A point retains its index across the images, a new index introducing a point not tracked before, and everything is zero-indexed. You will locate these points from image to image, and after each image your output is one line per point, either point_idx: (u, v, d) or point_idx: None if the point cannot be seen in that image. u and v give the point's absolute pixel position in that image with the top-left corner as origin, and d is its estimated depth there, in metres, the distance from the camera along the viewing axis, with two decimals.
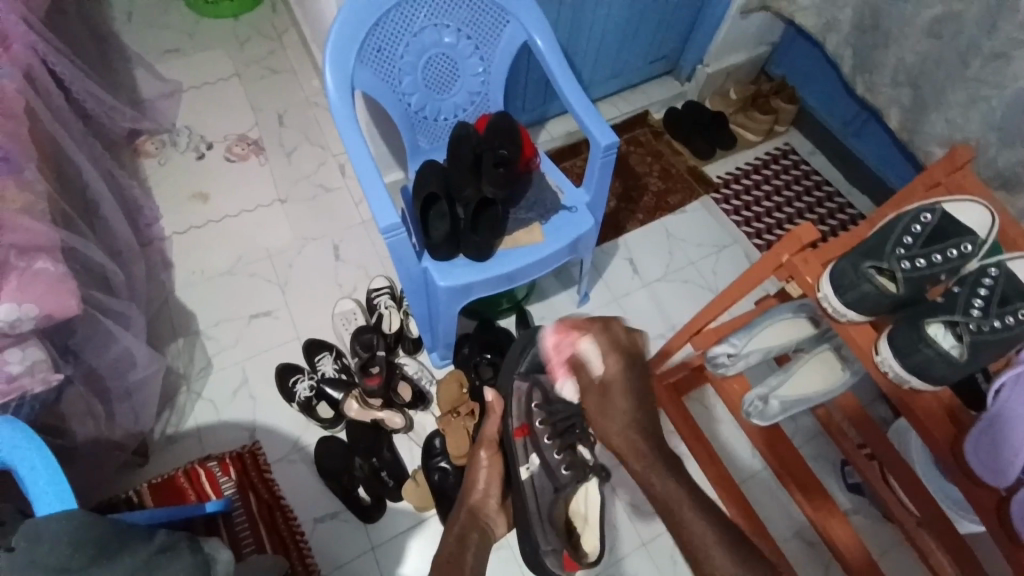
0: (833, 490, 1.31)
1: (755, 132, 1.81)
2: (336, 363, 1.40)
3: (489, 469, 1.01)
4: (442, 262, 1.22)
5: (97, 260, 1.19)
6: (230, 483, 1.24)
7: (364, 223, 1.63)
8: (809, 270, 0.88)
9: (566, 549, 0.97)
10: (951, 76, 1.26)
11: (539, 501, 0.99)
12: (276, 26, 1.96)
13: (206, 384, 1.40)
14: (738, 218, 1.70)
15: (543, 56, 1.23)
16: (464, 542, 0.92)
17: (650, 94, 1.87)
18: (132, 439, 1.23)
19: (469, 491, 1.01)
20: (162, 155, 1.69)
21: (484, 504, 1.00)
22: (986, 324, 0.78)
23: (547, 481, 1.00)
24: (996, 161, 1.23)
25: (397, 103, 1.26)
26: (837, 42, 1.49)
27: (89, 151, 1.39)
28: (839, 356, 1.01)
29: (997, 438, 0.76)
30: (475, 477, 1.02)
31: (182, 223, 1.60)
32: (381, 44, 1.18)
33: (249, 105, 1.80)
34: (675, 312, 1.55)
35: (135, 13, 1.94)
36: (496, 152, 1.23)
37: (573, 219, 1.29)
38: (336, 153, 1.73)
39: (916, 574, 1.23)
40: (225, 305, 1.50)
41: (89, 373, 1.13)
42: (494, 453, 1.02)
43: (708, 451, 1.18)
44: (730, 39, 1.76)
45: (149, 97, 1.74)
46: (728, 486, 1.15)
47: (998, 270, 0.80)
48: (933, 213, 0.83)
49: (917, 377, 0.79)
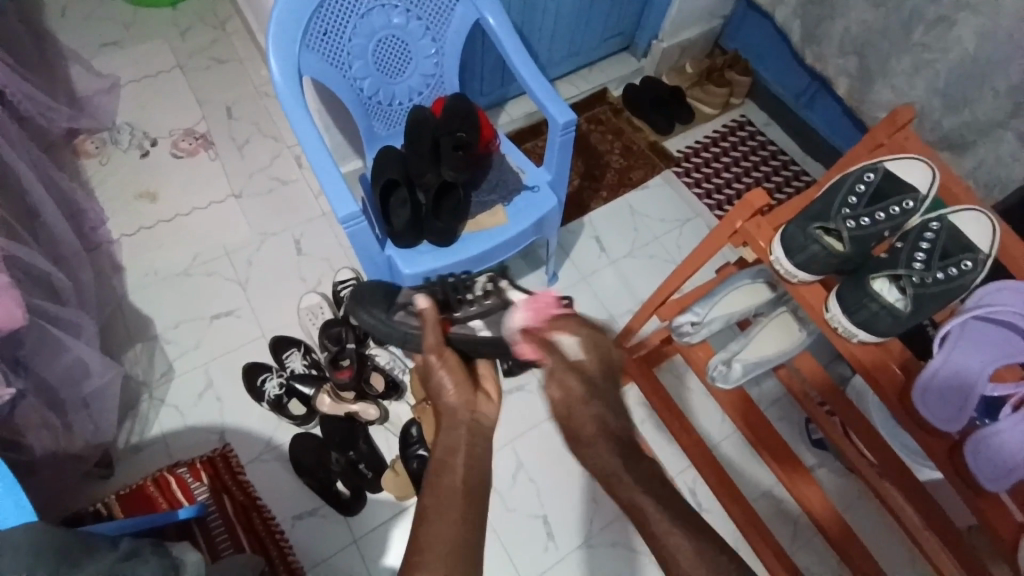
0: (798, 448, 1.36)
1: (711, 105, 1.83)
2: (305, 359, 1.37)
3: (449, 371, 0.82)
4: (406, 249, 1.20)
5: (43, 269, 1.13)
6: (202, 488, 1.22)
7: (325, 215, 1.59)
8: (762, 235, 0.90)
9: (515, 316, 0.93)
10: (898, 42, 1.30)
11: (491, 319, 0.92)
12: (219, 14, 1.87)
13: (168, 389, 1.35)
14: (699, 192, 1.73)
15: (496, 35, 1.21)
16: (446, 459, 0.72)
17: (608, 71, 1.88)
18: (93, 450, 1.19)
19: (438, 405, 0.81)
20: (105, 154, 1.61)
21: (458, 411, 0.79)
22: (927, 276, 0.82)
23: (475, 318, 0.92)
24: (941, 124, 1.28)
25: (348, 88, 1.22)
26: (786, 13, 1.52)
27: (28, 154, 1.31)
28: (796, 318, 1.05)
29: (941, 391, 0.81)
30: (439, 389, 0.82)
31: (131, 224, 1.54)
32: (327, 27, 1.14)
33: (195, 98, 1.73)
34: (642, 287, 1.58)
35: (67, 5, 1.83)
36: (454, 135, 1.21)
37: (535, 199, 1.28)
38: (291, 144, 1.68)
39: (875, 520, 1.30)
40: (184, 306, 1.45)
41: (41, 385, 1.08)
42: (446, 355, 0.84)
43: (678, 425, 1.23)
44: (684, 14, 1.77)
45: (86, 94, 1.64)
46: (700, 451, 1.20)
47: (940, 223, 0.84)
48: (875, 172, 0.87)
49: (864, 331, 0.83)
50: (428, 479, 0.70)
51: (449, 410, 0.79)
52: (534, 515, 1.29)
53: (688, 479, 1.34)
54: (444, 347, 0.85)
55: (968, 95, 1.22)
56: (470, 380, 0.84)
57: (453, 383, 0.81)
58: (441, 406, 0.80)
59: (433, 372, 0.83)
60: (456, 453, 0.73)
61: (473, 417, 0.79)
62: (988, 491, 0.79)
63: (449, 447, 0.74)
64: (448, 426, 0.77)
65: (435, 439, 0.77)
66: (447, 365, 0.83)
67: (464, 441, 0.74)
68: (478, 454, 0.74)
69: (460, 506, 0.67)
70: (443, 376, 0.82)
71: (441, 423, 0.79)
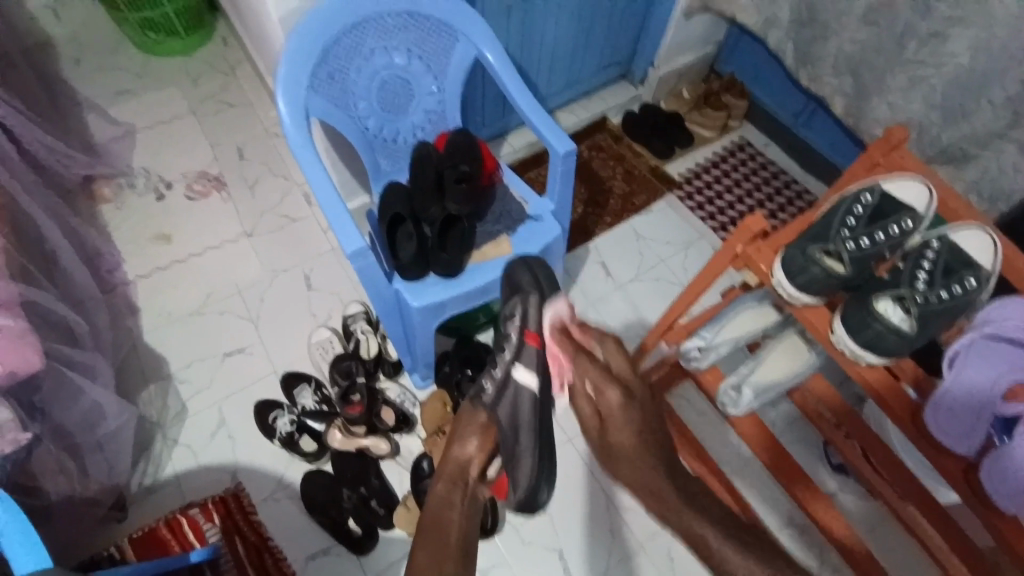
0: (817, 471, 1.33)
1: (709, 128, 1.86)
2: (316, 396, 1.38)
3: (472, 433, 0.92)
4: (413, 282, 1.21)
5: (59, 312, 1.16)
6: (214, 530, 1.20)
7: (334, 250, 1.62)
8: (762, 258, 0.91)
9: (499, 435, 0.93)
10: (892, 61, 1.32)
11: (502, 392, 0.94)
12: (229, 61, 1.95)
13: (182, 429, 1.36)
14: (703, 214, 1.74)
15: (495, 70, 1.25)
16: (447, 507, 0.85)
17: (607, 99, 1.92)
18: (107, 493, 1.19)
19: (449, 453, 0.92)
20: (121, 199, 1.66)
21: (467, 467, 0.91)
22: (931, 295, 0.82)
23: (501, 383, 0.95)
24: (940, 138, 1.29)
25: (354, 129, 1.26)
26: (778, 37, 1.55)
27: (46, 201, 1.35)
28: (805, 340, 1.05)
29: (949, 413, 0.81)
30: (461, 438, 0.92)
31: (146, 265, 1.57)
32: (332, 71, 1.18)
33: (207, 140, 1.79)
34: (650, 311, 1.57)
35: (84, 58, 1.91)
36: (457, 168, 1.23)
37: (539, 228, 1.30)
38: (299, 182, 1.72)
39: (901, 544, 1.26)
40: (197, 345, 1.47)
41: (57, 429, 1.09)
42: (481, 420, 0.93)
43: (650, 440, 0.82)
44: (679, 41, 1.81)
45: (102, 141, 1.70)
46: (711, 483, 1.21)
47: (940, 242, 0.85)
48: (872, 193, 0.88)
49: (871, 352, 0.83)
50: (429, 524, 0.83)
51: (455, 460, 0.91)
52: (550, 549, 1.27)
53: None
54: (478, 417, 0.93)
55: (966, 108, 1.23)
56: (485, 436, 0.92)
57: (476, 438, 0.92)
58: (451, 449, 0.92)
59: (461, 429, 0.94)
60: (450, 496, 0.87)
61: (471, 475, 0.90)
62: (1005, 512, 0.78)
63: (447, 497, 0.87)
64: (450, 475, 0.89)
65: (439, 477, 0.90)
66: (471, 426, 0.93)
67: (461, 497, 0.87)
68: (471, 512, 0.86)
69: (448, 559, 0.79)
70: (467, 426, 0.93)
71: (447, 465, 0.91)
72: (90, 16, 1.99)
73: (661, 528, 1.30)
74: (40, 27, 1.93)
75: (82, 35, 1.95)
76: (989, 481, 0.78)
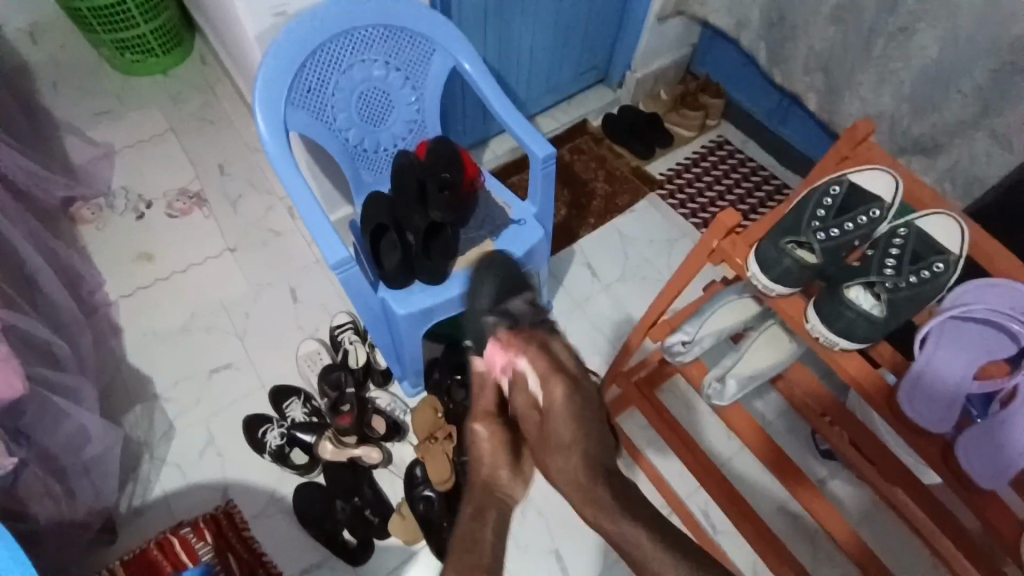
0: (807, 460, 1.35)
1: (688, 128, 1.89)
2: (305, 407, 1.37)
3: (492, 441, 0.73)
4: (399, 290, 1.22)
5: (42, 336, 1.14)
6: (206, 547, 1.16)
7: (319, 263, 1.61)
8: (738, 253, 0.93)
9: None
10: (861, 56, 1.35)
11: None
12: (208, 79, 1.94)
13: (169, 448, 1.35)
14: (686, 212, 1.76)
15: (473, 79, 1.26)
16: (482, 519, 0.67)
17: (587, 103, 1.94)
18: (97, 516, 1.18)
19: (475, 474, 0.73)
20: (101, 220, 1.65)
21: (496, 481, 0.71)
22: (900, 281, 0.85)
23: None
24: (911, 130, 1.33)
25: (334, 140, 1.27)
26: (751, 37, 1.58)
27: (25, 225, 1.33)
28: (786, 330, 1.08)
29: (927, 393, 0.84)
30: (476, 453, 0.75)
31: (128, 284, 1.56)
32: (310, 85, 1.19)
33: (187, 158, 1.78)
34: (637, 309, 1.59)
35: (59, 80, 1.89)
36: (438, 176, 1.21)
37: (522, 232, 1.31)
38: (282, 196, 1.72)
39: (891, 528, 1.29)
40: (183, 364, 1.46)
41: (45, 454, 1.08)
42: (495, 427, 0.74)
43: (595, 442, 0.69)
44: (654, 45, 1.83)
45: (81, 162, 1.69)
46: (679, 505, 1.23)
47: (907, 230, 0.87)
48: (839, 185, 0.90)
49: (845, 339, 0.86)
50: (457, 550, 0.64)
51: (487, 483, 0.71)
52: (546, 550, 1.27)
53: (699, 502, 1.34)
54: (496, 414, 0.76)
55: (937, 99, 1.26)
56: (513, 449, 0.73)
57: (494, 448, 0.73)
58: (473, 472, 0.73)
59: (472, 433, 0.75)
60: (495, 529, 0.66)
61: (509, 505, 0.70)
62: (985, 490, 0.81)
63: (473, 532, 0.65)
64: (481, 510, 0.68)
65: (469, 503, 0.71)
66: (491, 434, 0.73)
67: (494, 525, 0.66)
68: (506, 553, 0.64)
69: None
70: (482, 438, 0.73)
71: (475, 504, 0.70)
72: (66, 38, 1.98)
73: None
74: (17, 53, 1.92)
75: (57, 58, 1.94)
76: (967, 460, 0.80)
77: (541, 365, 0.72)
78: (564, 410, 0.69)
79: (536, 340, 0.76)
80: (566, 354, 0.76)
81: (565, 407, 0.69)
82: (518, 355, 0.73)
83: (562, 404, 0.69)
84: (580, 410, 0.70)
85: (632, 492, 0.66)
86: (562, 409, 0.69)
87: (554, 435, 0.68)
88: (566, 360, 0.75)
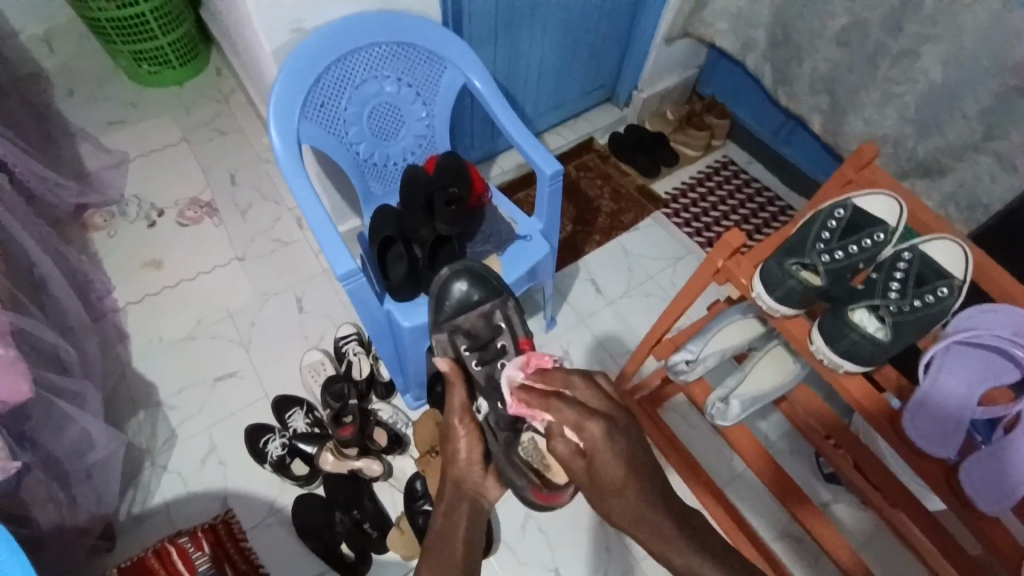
0: (811, 481, 1.34)
1: (693, 147, 1.90)
2: (307, 418, 1.37)
3: (468, 439, 0.88)
4: (404, 302, 1.22)
5: (51, 340, 1.15)
6: (203, 557, 1.13)
7: (325, 273, 1.63)
8: (742, 272, 0.94)
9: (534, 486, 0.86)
10: (866, 79, 1.37)
11: (496, 439, 0.87)
12: (221, 90, 1.98)
13: (171, 456, 1.35)
14: (690, 230, 1.77)
15: (482, 96, 1.28)
16: (454, 513, 0.83)
17: (594, 121, 1.96)
18: (97, 522, 1.18)
19: (449, 462, 0.89)
20: (112, 227, 1.68)
21: (466, 474, 0.88)
22: (905, 304, 0.85)
23: (500, 418, 0.88)
24: (917, 152, 1.34)
25: (345, 153, 1.29)
26: (756, 58, 1.60)
27: (37, 230, 1.35)
28: (790, 351, 1.08)
29: (928, 415, 0.84)
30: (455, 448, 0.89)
31: (136, 291, 1.58)
32: (323, 99, 1.21)
33: (199, 167, 1.81)
34: (641, 326, 1.59)
35: (75, 89, 1.93)
36: (446, 190, 1.22)
37: (528, 247, 1.31)
38: (290, 206, 1.74)
39: (896, 554, 1.27)
40: (188, 371, 1.46)
41: (48, 457, 1.08)
42: (468, 423, 0.88)
43: (644, 474, 0.71)
44: (660, 64, 1.86)
45: (94, 169, 1.71)
46: None
47: (911, 253, 0.88)
48: (844, 208, 0.91)
49: (849, 361, 0.86)
50: (431, 544, 0.78)
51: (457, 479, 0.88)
52: (545, 568, 1.26)
53: None
54: (469, 412, 0.89)
55: (941, 122, 1.27)
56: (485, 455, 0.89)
57: (466, 447, 0.88)
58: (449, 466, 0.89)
59: (452, 438, 0.89)
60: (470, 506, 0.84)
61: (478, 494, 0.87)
62: (990, 515, 0.80)
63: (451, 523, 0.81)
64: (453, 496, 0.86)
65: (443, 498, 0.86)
66: (467, 433, 0.88)
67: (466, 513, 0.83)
68: (473, 527, 0.81)
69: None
70: (460, 437, 0.88)
71: (446, 489, 0.87)
72: (82, 48, 2.03)
73: None
74: (35, 61, 1.96)
75: (74, 67, 1.98)
76: (970, 483, 0.80)
77: (570, 405, 0.71)
78: (610, 450, 0.69)
79: (550, 379, 0.76)
80: (589, 395, 0.75)
81: (611, 447, 0.69)
82: (538, 406, 0.74)
83: (605, 443, 0.69)
84: (625, 448, 0.70)
85: (685, 520, 0.72)
86: (607, 446, 0.69)
87: (606, 476, 0.69)
88: (587, 401, 0.74)
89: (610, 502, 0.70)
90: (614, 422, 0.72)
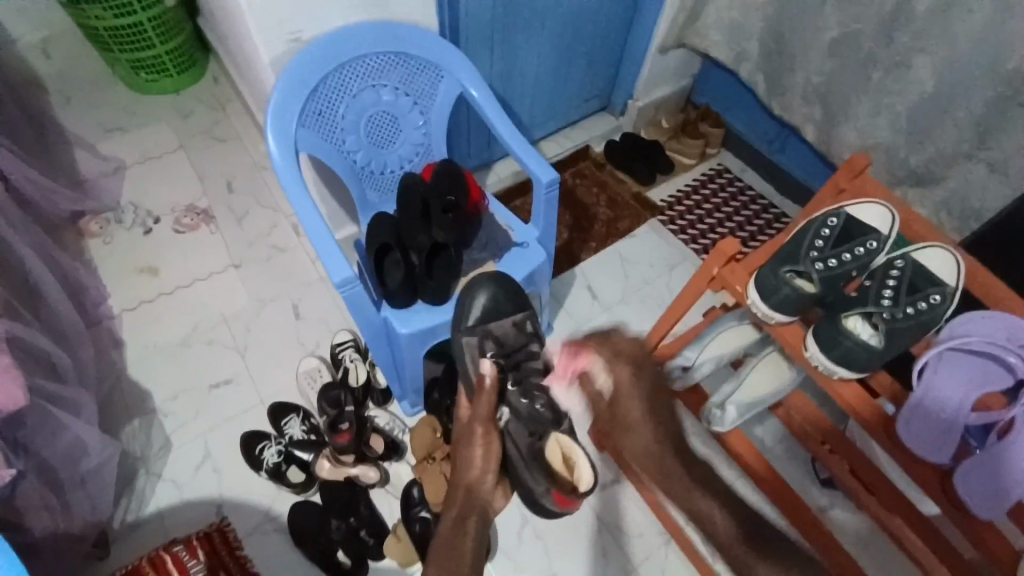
0: (808, 487, 1.34)
1: (688, 155, 1.92)
2: (303, 425, 1.37)
3: (484, 449, 0.97)
4: (400, 309, 1.23)
5: (46, 347, 1.15)
6: (198, 565, 1.11)
7: (322, 279, 1.63)
8: (737, 280, 0.96)
9: (552, 487, 1.01)
10: (857, 90, 1.39)
11: (517, 446, 1.03)
12: (219, 97, 1.98)
13: (166, 463, 1.34)
14: (686, 237, 1.78)
15: (479, 105, 1.29)
16: (461, 524, 0.90)
17: (589, 129, 1.98)
18: (91, 530, 1.17)
19: (463, 472, 0.98)
20: (107, 234, 1.67)
21: (481, 482, 0.97)
22: (897, 311, 0.86)
23: (521, 426, 1.03)
24: (909, 161, 1.36)
25: (343, 161, 1.30)
26: (750, 69, 1.63)
27: (32, 237, 1.35)
28: (785, 356, 1.08)
29: (925, 421, 0.85)
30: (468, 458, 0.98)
31: (132, 297, 1.57)
32: (321, 108, 1.22)
33: (196, 174, 1.81)
34: (637, 332, 1.60)
35: (73, 96, 1.93)
36: (444, 198, 1.23)
37: (525, 254, 1.32)
38: (288, 213, 1.74)
39: (893, 559, 1.27)
40: (183, 378, 1.46)
41: (42, 464, 1.07)
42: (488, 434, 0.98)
43: (657, 409, 0.96)
44: (655, 74, 1.88)
45: (91, 176, 1.71)
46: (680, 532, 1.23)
47: (903, 261, 0.89)
48: (838, 216, 0.92)
49: (843, 367, 0.86)
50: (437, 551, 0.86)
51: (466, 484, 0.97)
52: (543, 575, 1.26)
53: None
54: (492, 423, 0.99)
55: (933, 132, 1.29)
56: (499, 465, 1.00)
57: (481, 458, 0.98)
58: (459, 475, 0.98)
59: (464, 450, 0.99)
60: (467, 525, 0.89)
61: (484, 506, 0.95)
62: (984, 518, 0.82)
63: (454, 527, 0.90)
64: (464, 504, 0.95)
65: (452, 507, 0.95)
66: (482, 442, 0.98)
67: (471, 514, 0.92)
68: (479, 537, 0.90)
69: None
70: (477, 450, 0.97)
71: (458, 495, 0.97)
72: (80, 55, 2.03)
73: (655, 551, 1.29)
74: (33, 68, 1.97)
75: (72, 74, 1.98)
76: (966, 488, 0.81)
77: (605, 355, 0.96)
78: (632, 395, 0.95)
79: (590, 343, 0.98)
80: (626, 346, 1.00)
81: (633, 391, 0.95)
82: (587, 354, 0.97)
83: (629, 387, 0.95)
84: (643, 393, 0.96)
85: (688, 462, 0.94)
86: (628, 390, 0.95)
87: (626, 410, 0.95)
88: (623, 350, 0.99)
89: (628, 431, 0.95)
90: (638, 373, 0.97)
